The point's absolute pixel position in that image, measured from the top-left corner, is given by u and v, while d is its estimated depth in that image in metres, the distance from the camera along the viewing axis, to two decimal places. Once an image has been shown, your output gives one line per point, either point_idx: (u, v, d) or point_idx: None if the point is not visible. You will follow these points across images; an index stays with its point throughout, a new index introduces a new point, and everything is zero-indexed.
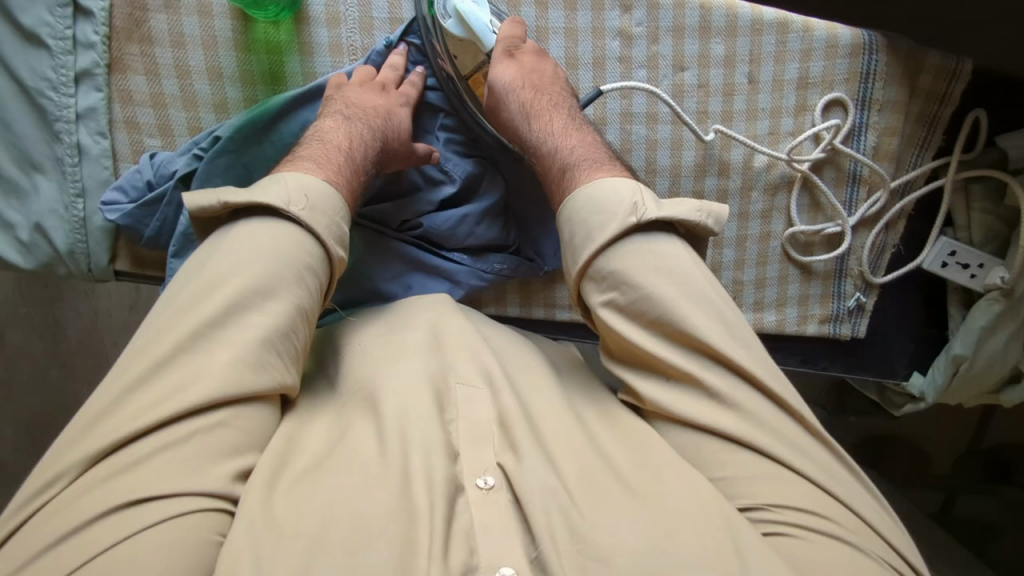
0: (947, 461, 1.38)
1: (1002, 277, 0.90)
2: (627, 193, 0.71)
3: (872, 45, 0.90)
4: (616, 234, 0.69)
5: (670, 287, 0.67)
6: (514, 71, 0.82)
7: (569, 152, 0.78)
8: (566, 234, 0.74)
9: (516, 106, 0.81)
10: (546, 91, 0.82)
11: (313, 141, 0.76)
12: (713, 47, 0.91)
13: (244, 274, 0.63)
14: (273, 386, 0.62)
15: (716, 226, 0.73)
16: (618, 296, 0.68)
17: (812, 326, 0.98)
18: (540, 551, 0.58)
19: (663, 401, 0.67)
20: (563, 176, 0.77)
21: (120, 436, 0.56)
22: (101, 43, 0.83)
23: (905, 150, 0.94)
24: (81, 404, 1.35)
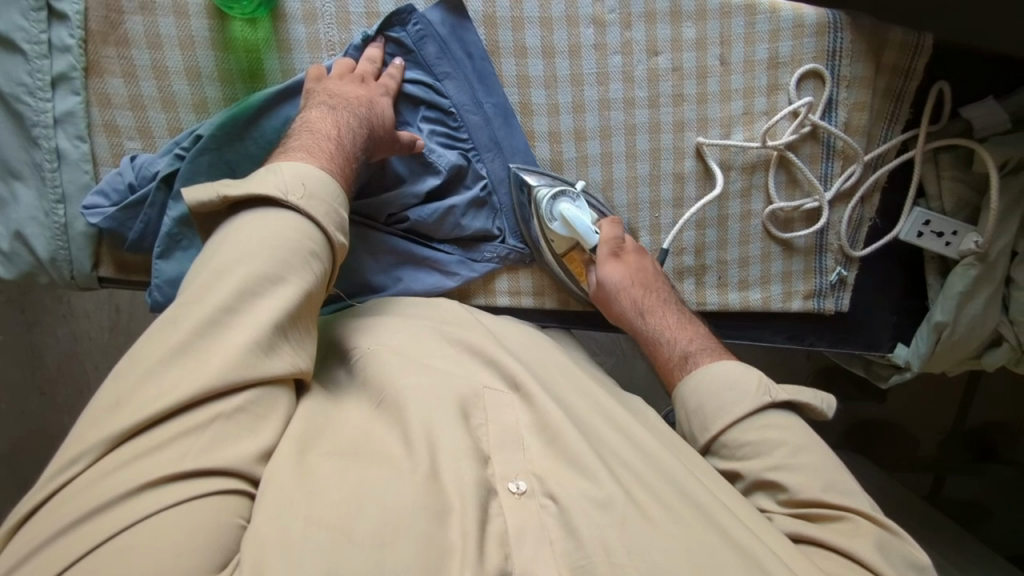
0: (932, 443, 1.38)
1: (977, 241, 0.92)
2: (753, 376, 0.78)
3: (837, 23, 0.93)
4: (747, 414, 0.76)
5: (809, 460, 0.73)
6: (623, 270, 0.88)
7: (687, 342, 0.84)
8: (690, 410, 0.79)
9: (628, 303, 0.87)
10: (653, 286, 0.88)
11: (302, 132, 0.76)
12: (685, 31, 0.93)
13: (251, 261, 0.64)
14: (288, 370, 0.64)
15: (830, 414, 0.80)
16: (754, 467, 0.74)
17: (796, 302, 0.99)
18: (590, 559, 0.60)
19: (791, 531, 0.70)
20: (684, 364, 0.82)
21: (131, 422, 0.56)
22: (77, 46, 0.83)
23: (876, 125, 0.97)
24: (64, 431, 1.32)
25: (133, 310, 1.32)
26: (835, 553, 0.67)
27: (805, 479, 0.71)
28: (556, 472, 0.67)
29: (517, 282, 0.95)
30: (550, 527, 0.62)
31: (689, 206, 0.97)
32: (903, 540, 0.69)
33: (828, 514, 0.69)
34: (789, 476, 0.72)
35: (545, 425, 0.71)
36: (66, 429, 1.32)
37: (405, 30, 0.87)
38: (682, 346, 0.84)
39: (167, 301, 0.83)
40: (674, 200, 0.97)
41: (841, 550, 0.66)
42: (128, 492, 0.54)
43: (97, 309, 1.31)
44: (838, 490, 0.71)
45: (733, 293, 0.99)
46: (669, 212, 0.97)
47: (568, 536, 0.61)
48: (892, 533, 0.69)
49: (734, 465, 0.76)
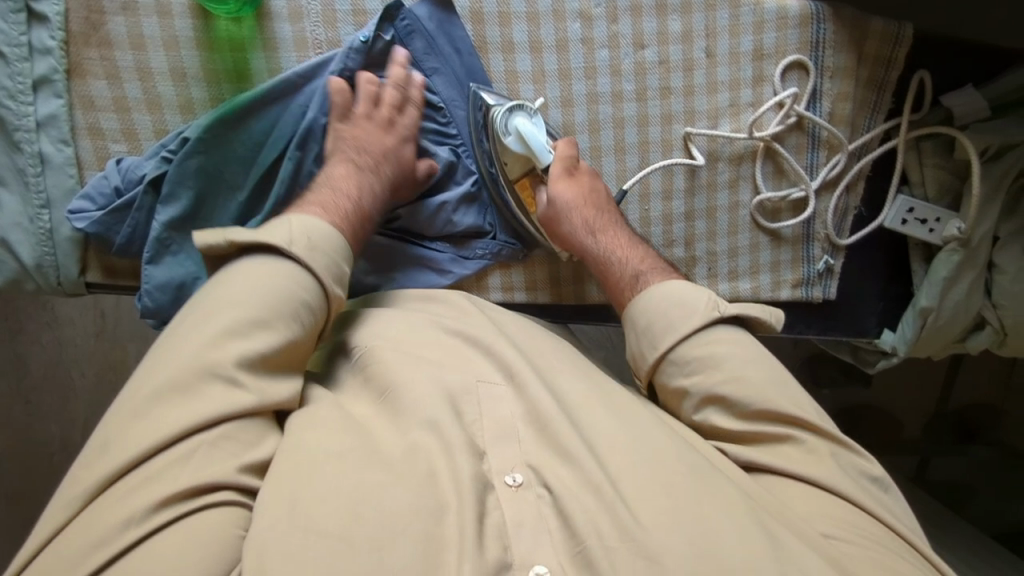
0: (917, 426, 1.41)
1: (959, 227, 0.94)
2: (703, 293, 0.77)
3: (819, 15, 0.94)
4: (697, 329, 0.75)
5: (755, 370, 0.72)
6: (576, 189, 0.87)
7: (637, 261, 0.84)
8: (640, 329, 0.78)
9: (580, 221, 0.86)
10: (604, 207, 0.87)
11: (324, 188, 0.79)
12: (670, 24, 0.94)
13: (243, 305, 0.64)
14: (271, 403, 0.64)
15: (778, 327, 0.80)
16: (703, 380, 0.73)
17: (785, 291, 1.00)
18: (585, 546, 0.60)
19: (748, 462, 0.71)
20: (635, 283, 0.82)
21: (129, 456, 0.56)
22: (59, 49, 0.81)
23: (859, 114, 0.98)
24: (48, 441, 1.30)
25: (118, 315, 1.30)
26: (791, 480, 0.69)
27: (757, 391, 0.71)
28: (551, 464, 0.67)
29: (509, 278, 0.94)
30: (548, 523, 0.62)
31: (678, 198, 0.97)
32: (854, 451, 0.71)
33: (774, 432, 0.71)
34: (740, 391, 0.71)
35: (536, 413, 0.70)
36: (52, 439, 1.30)
37: (394, 26, 0.87)
38: (633, 265, 0.83)
39: (158, 306, 0.82)
40: (664, 192, 0.97)
41: (799, 477, 0.68)
42: (125, 510, 0.54)
43: (82, 315, 1.30)
44: (795, 405, 0.71)
45: (723, 283, 0.99)
46: (658, 204, 0.97)
47: (566, 530, 0.61)
48: (841, 445, 0.71)
49: (683, 383, 0.74)
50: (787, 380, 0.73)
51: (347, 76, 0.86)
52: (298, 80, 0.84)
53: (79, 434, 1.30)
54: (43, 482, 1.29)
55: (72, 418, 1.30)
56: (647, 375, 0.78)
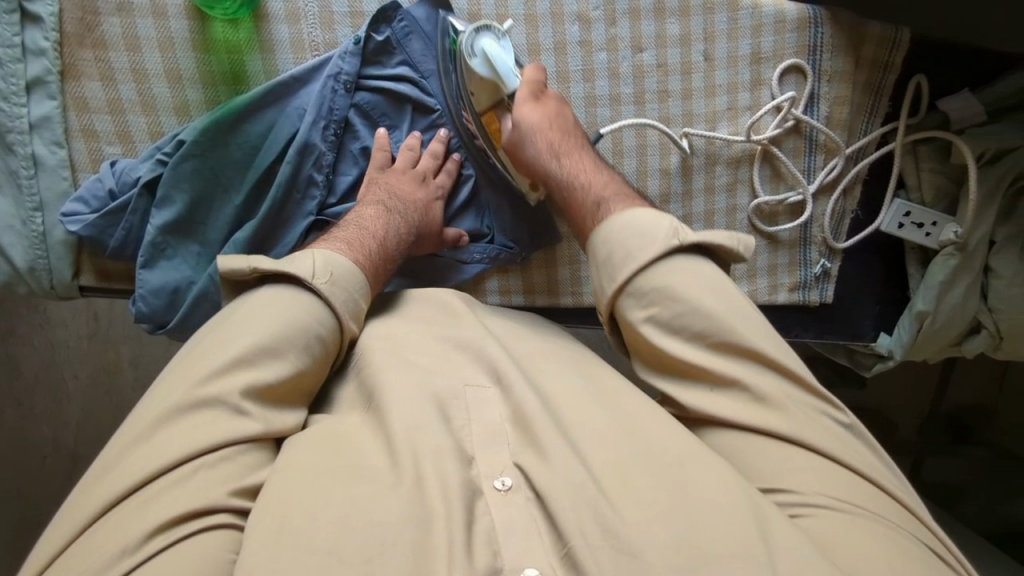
0: (912, 427, 1.41)
1: (956, 231, 0.94)
2: (665, 221, 0.74)
3: (817, 18, 0.95)
4: (656, 258, 0.72)
5: (712, 298, 0.70)
6: (541, 112, 0.83)
7: (600, 187, 0.80)
8: (601, 257, 0.75)
9: (543, 146, 0.82)
10: (571, 130, 0.84)
11: (350, 225, 0.78)
12: (668, 27, 0.94)
13: (260, 334, 0.64)
14: (274, 433, 0.63)
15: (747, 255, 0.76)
16: (660, 312, 0.70)
17: (782, 295, 1.01)
18: (570, 548, 0.58)
19: (708, 413, 0.68)
20: (597, 209, 0.79)
21: (128, 483, 0.57)
22: (53, 50, 0.81)
23: (856, 118, 0.99)
24: (40, 444, 1.28)
25: (111, 317, 1.29)
26: (758, 437, 0.67)
27: (714, 320, 0.68)
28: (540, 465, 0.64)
29: (507, 281, 0.94)
30: (538, 526, 0.60)
31: (677, 201, 0.97)
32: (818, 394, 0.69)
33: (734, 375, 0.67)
34: (697, 320, 0.69)
35: (514, 412, 0.68)
36: (44, 443, 1.28)
37: (391, 27, 0.86)
38: (595, 191, 0.80)
39: (152, 310, 0.82)
40: (662, 195, 0.97)
41: (762, 431, 0.66)
42: (123, 534, 0.54)
43: (74, 317, 1.29)
44: (756, 345, 0.68)
45: None
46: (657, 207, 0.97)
47: (553, 530, 0.60)
48: (804, 388, 0.68)
49: (638, 314, 0.72)
50: (746, 312, 0.70)
51: (344, 79, 0.85)
52: (294, 83, 0.84)
53: (72, 437, 1.28)
54: (35, 486, 1.27)
55: (64, 421, 1.29)
56: (608, 309, 0.75)
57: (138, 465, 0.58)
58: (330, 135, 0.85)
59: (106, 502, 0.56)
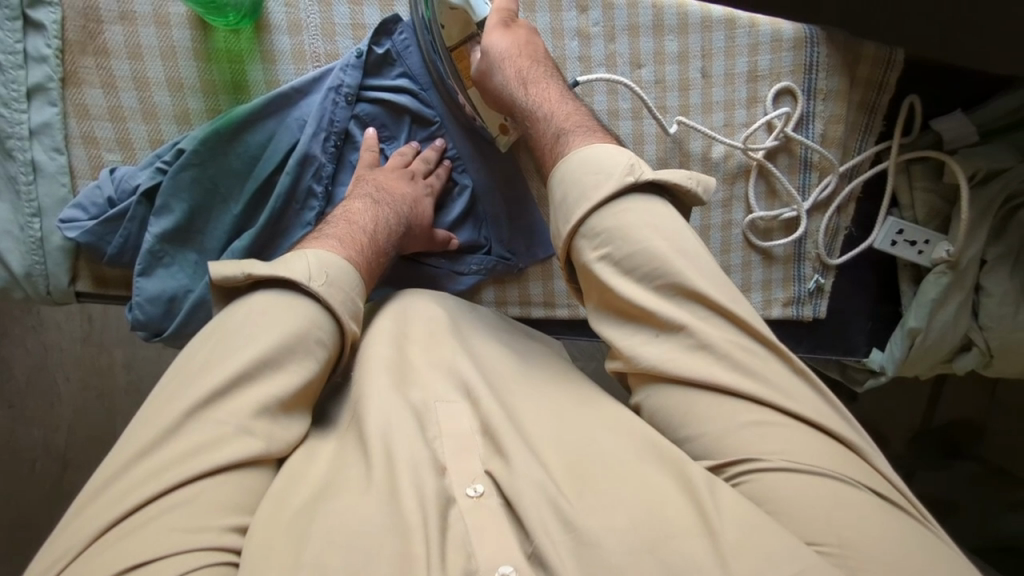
0: (903, 442, 1.41)
1: (948, 250, 0.95)
2: (624, 156, 0.73)
3: (813, 39, 0.96)
4: (611, 195, 0.71)
5: (663, 239, 0.69)
6: (509, 40, 0.82)
7: (562, 119, 0.79)
8: (560, 190, 0.75)
9: (509, 74, 0.81)
10: (539, 61, 0.83)
11: (340, 221, 0.77)
12: (667, 45, 0.95)
13: (260, 344, 0.63)
14: (280, 448, 0.64)
15: (704, 194, 0.75)
16: (612, 252, 0.70)
17: (776, 310, 1.01)
18: (535, 547, 0.59)
19: (651, 364, 0.68)
20: (557, 141, 0.78)
21: (127, 506, 0.56)
22: (55, 57, 0.81)
23: (851, 136, 1.00)
24: (30, 447, 1.28)
25: (106, 322, 1.29)
26: (700, 390, 0.67)
27: (663, 263, 0.68)
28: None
29: (504, 292, 0.94)
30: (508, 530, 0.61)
31: None
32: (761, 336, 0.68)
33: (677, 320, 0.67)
34: (648, 263, 0.69)
35: (483, 423, 0.68)
36: (34, 446, 1.28)
37: (392, 40, 0.87)
38: (556, 123, 0.79)
39: (149, 317, 0.82)
40: None
41: (706, 386, 0.66)
42: (120, 556, 0.54)
43: (68, 321, 1.29)
44: (698, 286, 0.68)
45: None
46: None
47: (520, 531, 0.60)
48: (748, 332, 0.68)
49: (590, 253, 0.71)
50: (700, 258, 0.70)
51: (345, 91, 0.85)
52: (295, 94, 0.84)
53: (63, 440, 1.28)
54: (24, 489, 1.27)
55: (55, 424, 1.28)
56: (563, 251, 0.74)
57: (133, 474, 0.58)
58: (331, 146, 0.86)
59: (100, 511, 0.56)
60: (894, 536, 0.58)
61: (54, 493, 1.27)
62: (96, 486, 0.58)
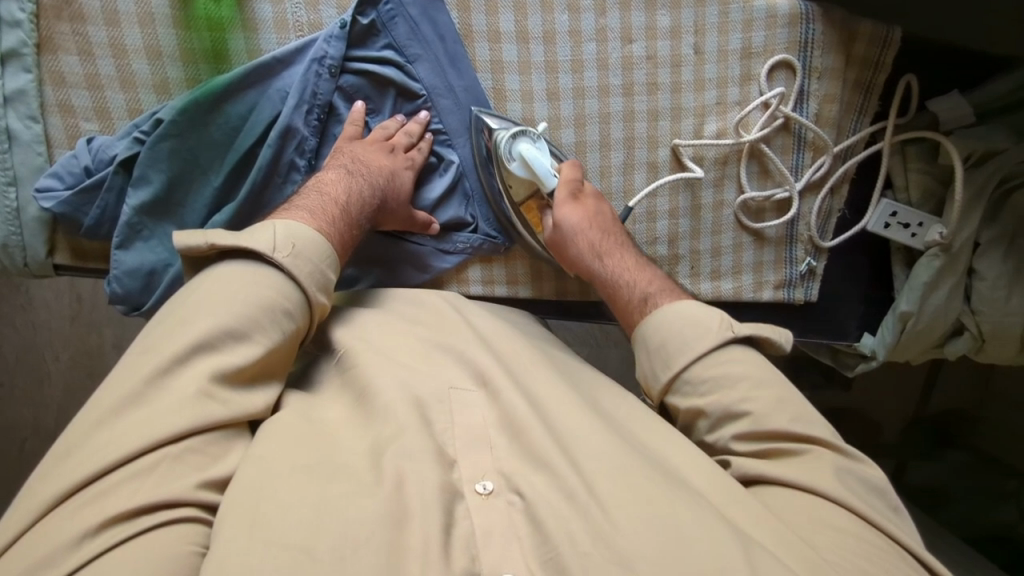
0: (896, 430, 1.40)
1: (941, 233, 0.94)
2: (713, 313, 0.75)
3: (809, 14, 0.94)
4: (710, 348, 0.72)
5: (765, 387, 0.70)
6: (582, 212, 0.84)
7: (646, 284, 0.81)
8: (652, 348, 0.75)
9: (586, 247, 0.83)
10: (612, 231, 0.85)
11: (313, 192, 0.76)
12: (659, 19, 0.93)
13: (221, 315, 0.62)
14: (242, 414, 0.62)
15: (787, 347, 0.78)
16: (717, 400, 0.70)
17: (767, 292, 1.00)
18: (557, 552, 0.57)
19: (749, 473, 0.68)
20: (645, 305, 0.79)
21: (84, 475, 0.54)
22: (29, 21, 0.79)
23: (845, 116, 0.98)
24: (20, 426, 1.27)
25: (95, 299, 1.27)
26: (797, 491, 0.65)
27: (772, 412, 0.69)
28: (521, 469, 0.64)
29: (491, 272, 0.93)
30: (517, 528, 0.60)
31: (664, 195, 0.97)
32: (864, 464, 0.68)
33: (784, 448, 0.68)
34: (756, 406, 0.69)
35: (504, 416, 0.68)
36: (25, 425, 1.27)
37: (377, 10, 0.86)
38: (641, 288, 0.80)
39: (127, 292, 0.81)
40: (648, 188, 0.96)
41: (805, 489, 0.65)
42: (78, 526, 0.52)
43: (57, 299, 1.27)
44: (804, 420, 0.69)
45: (705, 283, 0.99)
46: (643, 201, 0.97)
47: (534, 533, 0.59)
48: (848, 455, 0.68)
49: (696, 402, 0.72)
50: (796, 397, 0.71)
51: (329, 63, 0.84)
52: (277, 64, 0.83)
53: (52, 419, 1.27)
54: (13, 468, 1.26)
55: (45, 403, 1.27)
56: (658, 396, 0.76)
57: (95, 444, 0.56)
58: (313, 119, 0.84)
59: (57, 482, 0.54)
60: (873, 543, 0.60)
61: None
62: (58, 456, 0.56)
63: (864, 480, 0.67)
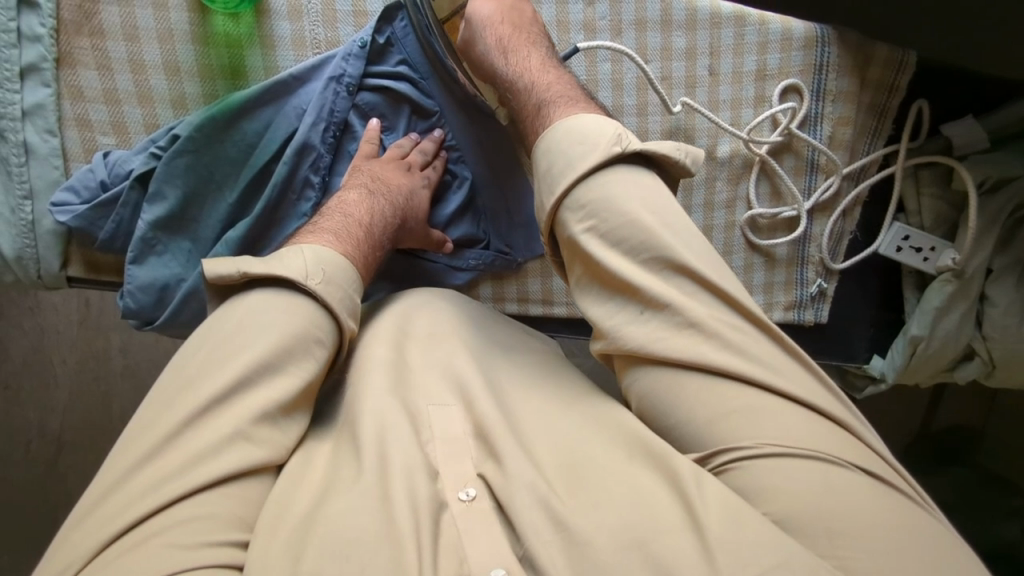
0: (900, 446, 1.40)
1: (954, 257, 0.94)
2: (608, 128, 0.71)
3: (824, 38, 0.94)
4: (598, 166, 0.69)
5: (649, 212, 0.68)
6: (492, 6, 0.81)
7: (545, 89, 0.78)
8: (542, 166, 0.73)
9: (492, 42, 0.80)
10: (522, 27, 0.82)
11: (335, 214, 0.76)
12: (674, 40, 0.94)
13: (258, 347, 0.62)
14: (276, 456, 0.62)
15: (695, 169, 0.74)
16: (599, 224, 0.68)
17: (777, 313, 1.00)
18: (527, 548, 0.57)
19: (633, 341, 0.66)
20: (539, 113, 0.77)
21: (123, 524, 0.54)
22: (48, 36, 0.80)
23: (858, 139, 0.98)
24: (26, 430, 1.27)
25: (102, 305, 1.27)
26: (686, 371, 0.64)
27: (654, 247, 0.66)
28: None
29: (502, 289, 0.93)
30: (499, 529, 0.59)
31: None
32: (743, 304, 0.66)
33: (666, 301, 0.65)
34: (638, 236, 0.67)
35: (478, 425, 0.66)
36: (31, 430, 1.27)
37: (393, 27, 0.85)
38: (538, 95, 0.78)
39: (140, 306, 0.81)
40: None
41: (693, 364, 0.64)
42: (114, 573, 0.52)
43: (65, 303, 1.28)
44: (693, 258, 0.66)
45: None
46: None
47: None
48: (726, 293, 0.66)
49: (575, 228, 0.69)
50: (686, 233, 0.68)
51: (346, 81, 0.84)
52: (293, 82, 0.83)
53: (57, 422, 1.27)
54: (19, 474, 1.26)
55: (51, 407, 1.27)
56: (547, 227, 0.73)
57: (131, 490, 0.56)
58: (329, 137, 0.84)
59: (98, 536, 0.54)
60: (807, 430, 0.61)
61: (49, 476, 1.26)
62: (94, 500, 0.57)
63: (767, 345, 0.65)
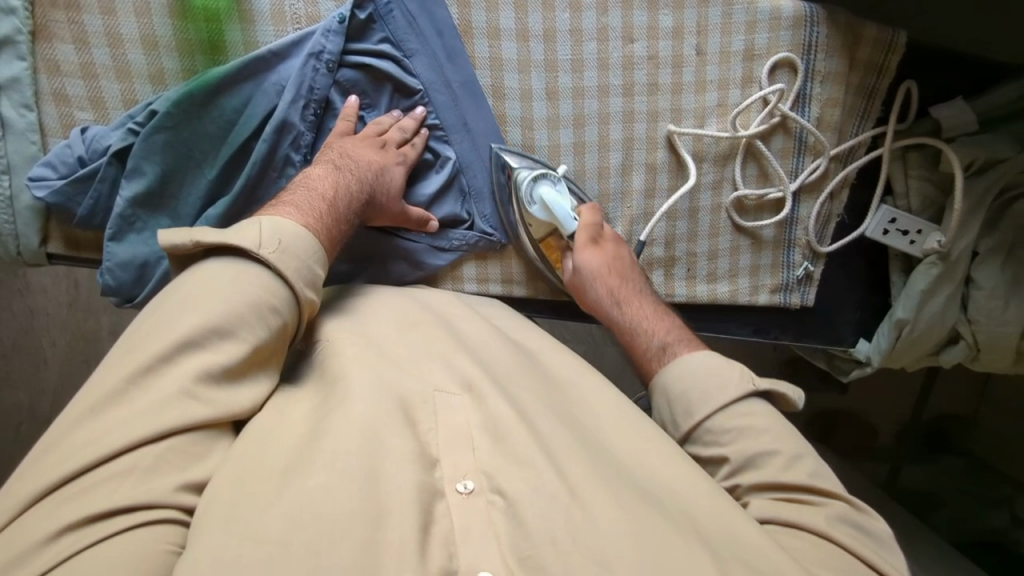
0: (890, 433, 1.39)
1: (939, 240, 0.93)
2: (734, 365, 0.75)
3: (813, 17, 0.93)
4: (732, 400, 0.73)
5: (781, 439, 0.70)
6: (601, 258, 0.87)
7: (664, 334, 0.82)
8: (673, 396, 0.76)
9: (604, 290, 0.86)
10: (629, 276, 0.87)
11: (298, 188, 0.76)
12: (661, 19, 0.93)
13: (206, 312, 0.62)
14: (224, 414, 0.61)
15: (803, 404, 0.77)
16: (735, 451, 0.71)
17: (763, 296, 0.99)
18: (533, 550, 0.57)
19: (763, 510, 0.67)
20: (662, 355, 0.80)
21: (62, 474, 0.53)
22: (23, 9, 0.79)
23: (846, 121, 0.97)
24: (17, 411, 1.27)
25: (92, 285, 1.27)
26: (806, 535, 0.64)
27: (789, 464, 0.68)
28: (501, 467, 0.64)
29: (486, 270, 0.93)
30: (496, 530, 0.59)
31: (662, 195, 0.96)
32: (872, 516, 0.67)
33: (803, 497, 0.67)
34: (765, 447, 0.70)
35: (493, 423, 0.68)
36: (22, 409, 1.27)
37: (375, 4, 0.85)
38: (659, 338, 0.81)
39: (119, 284, 0.81)
40: (646, 189, 0.96)
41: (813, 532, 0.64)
42: (54, 523, 0.51)
43: (54, 284, 1.27)
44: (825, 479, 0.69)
45: (701, 285, 0.98)
46: (642, 201, 0.96)
47: (513, 529, 0.59)
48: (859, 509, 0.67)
49: (719, 451, 0.72)
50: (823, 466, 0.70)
51: (326, 58, 0.83)
52: (272, 58, 0.82)
53: (47, 404, 1.27)
54: (7, 452, 1.26)
55: (42, 388, 1.27)
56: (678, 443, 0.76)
57: (76, 440, 0.55)
58: (310, 115, 0.84)
59: (37, 483, 0.53)
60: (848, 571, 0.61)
61: None
62: (39, 454, 0.56)
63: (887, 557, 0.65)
